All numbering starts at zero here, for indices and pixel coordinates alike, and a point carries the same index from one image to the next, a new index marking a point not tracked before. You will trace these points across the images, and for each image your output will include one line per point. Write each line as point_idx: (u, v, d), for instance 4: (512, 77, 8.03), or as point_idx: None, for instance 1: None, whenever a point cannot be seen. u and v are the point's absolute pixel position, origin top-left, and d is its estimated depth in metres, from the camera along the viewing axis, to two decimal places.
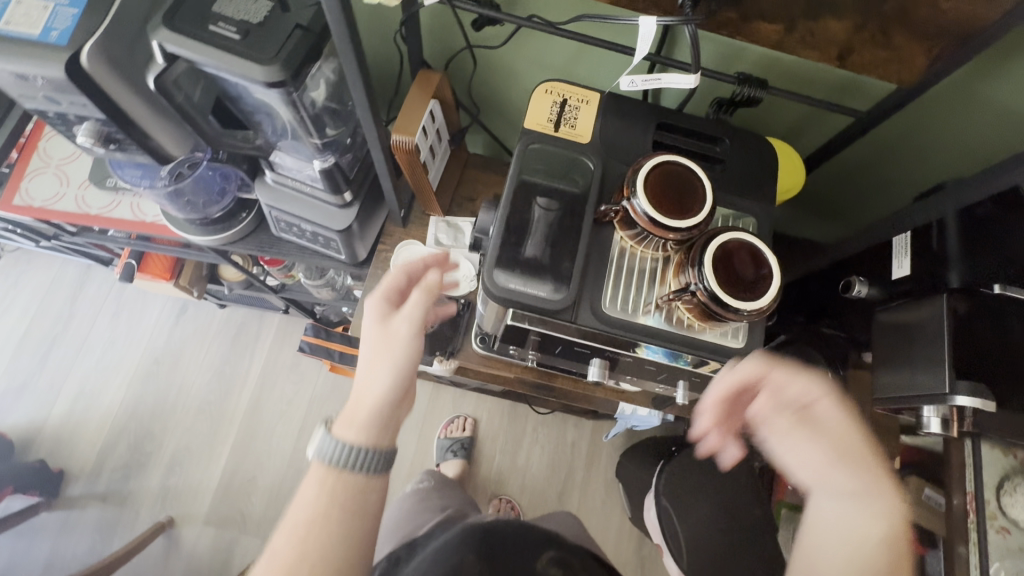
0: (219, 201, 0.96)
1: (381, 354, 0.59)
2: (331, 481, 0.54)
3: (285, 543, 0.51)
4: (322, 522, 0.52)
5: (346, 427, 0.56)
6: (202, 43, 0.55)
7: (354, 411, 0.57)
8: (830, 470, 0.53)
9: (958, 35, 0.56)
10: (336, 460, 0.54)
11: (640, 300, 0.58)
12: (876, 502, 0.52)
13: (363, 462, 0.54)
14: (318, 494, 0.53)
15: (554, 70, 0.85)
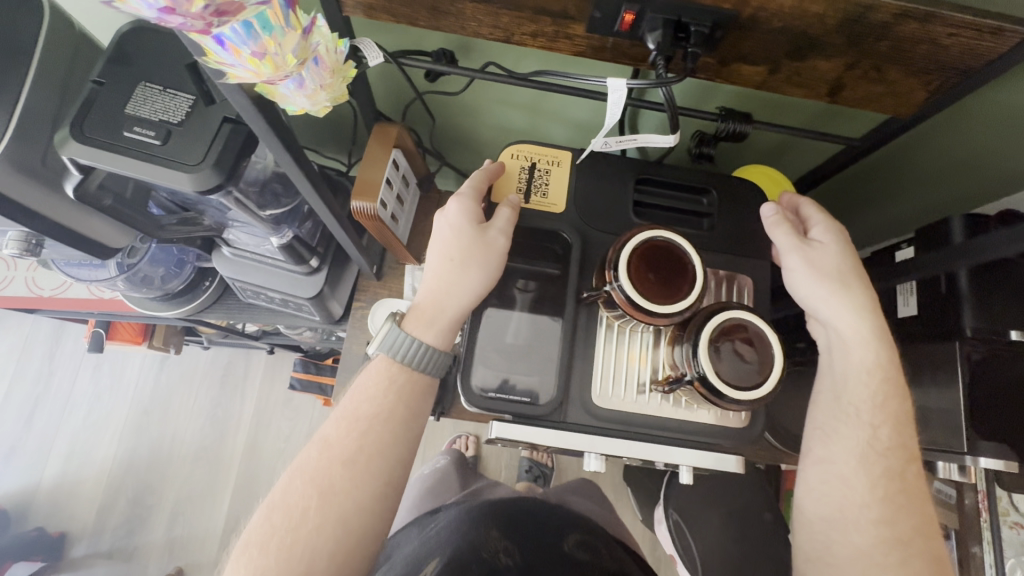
0: (179, 273, 0.90)
1: (467, 265, 0.53)
2: (360, 418, 0.53)
3: (299, 483, 0.51)
4: (326, 494, 0.50)
5: (421, 325, 0.55)
6: (119, 155, 0.49)
7: (431, 313, 0.54)
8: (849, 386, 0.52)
9: (963, 67, 0.50)
10: (394, 343, 0.55)
11: (633, 386, 0.54)
12: (885, 381, 0.51)
13: (429, 365, 0.55)
14: (335, 466, 0.51)
15: (522, 105, 0.78)
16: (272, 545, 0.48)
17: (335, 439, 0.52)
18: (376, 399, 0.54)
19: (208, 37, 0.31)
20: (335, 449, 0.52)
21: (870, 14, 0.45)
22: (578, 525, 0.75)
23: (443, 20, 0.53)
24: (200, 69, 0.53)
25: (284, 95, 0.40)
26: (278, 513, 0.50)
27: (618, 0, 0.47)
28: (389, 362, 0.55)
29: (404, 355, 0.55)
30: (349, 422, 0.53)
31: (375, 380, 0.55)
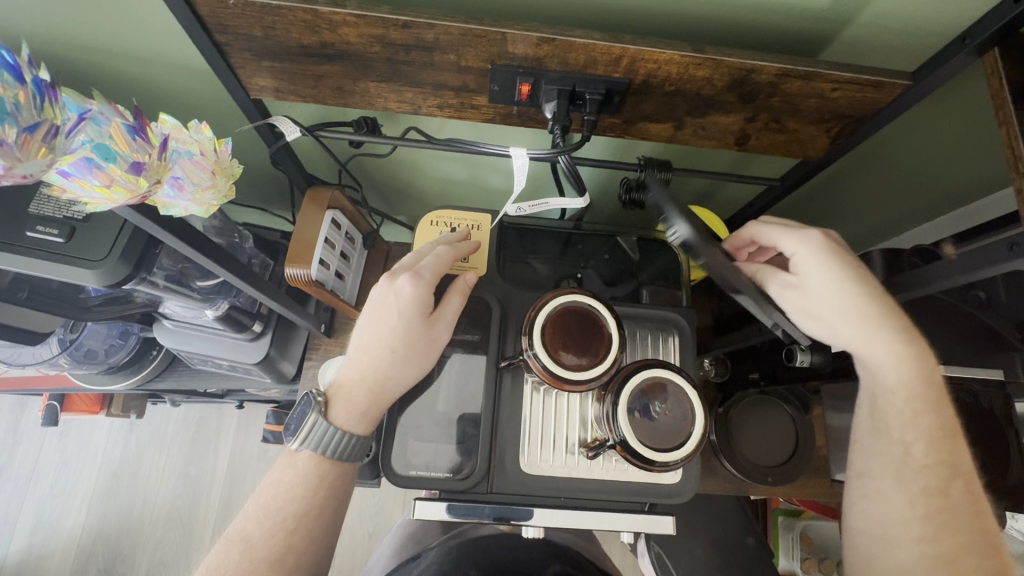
0: (123, 344, 0.88)
1: (409, 360, 0.53)
2: (287, 516, 0.51)
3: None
4: None
5: (352, 417, 0.53)
6: (21, 256, 0.48)
7: (364, 403, 0.53)
8: (907, 454, 0.47)
9: (855, 115, 0.51)
10: (322, 438, 0.53)
11: (564, 448, 0.53)
12: (944, 456, 0.47)
13: (345, 454, 0.53)
14: (260, 566, 0.49)
15: (456, 159, 0.79)
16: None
17: (258, 537, 0.50)
18: (304, 497, 0.52)
19: (53, 173, 0.34)
20: (260, 550, 0.49)
21: (754, 75, 0.47)
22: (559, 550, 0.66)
23: (349, 98, 0.54)
24: None
25: (165, 202, 0.41)
26: None
27: (512, 73, 0.48)
28: (315, 458, 0.53)
29: (332, 452, 0.53)
30: (274, 521, 0.50)
31: (302, 476, 0.52)
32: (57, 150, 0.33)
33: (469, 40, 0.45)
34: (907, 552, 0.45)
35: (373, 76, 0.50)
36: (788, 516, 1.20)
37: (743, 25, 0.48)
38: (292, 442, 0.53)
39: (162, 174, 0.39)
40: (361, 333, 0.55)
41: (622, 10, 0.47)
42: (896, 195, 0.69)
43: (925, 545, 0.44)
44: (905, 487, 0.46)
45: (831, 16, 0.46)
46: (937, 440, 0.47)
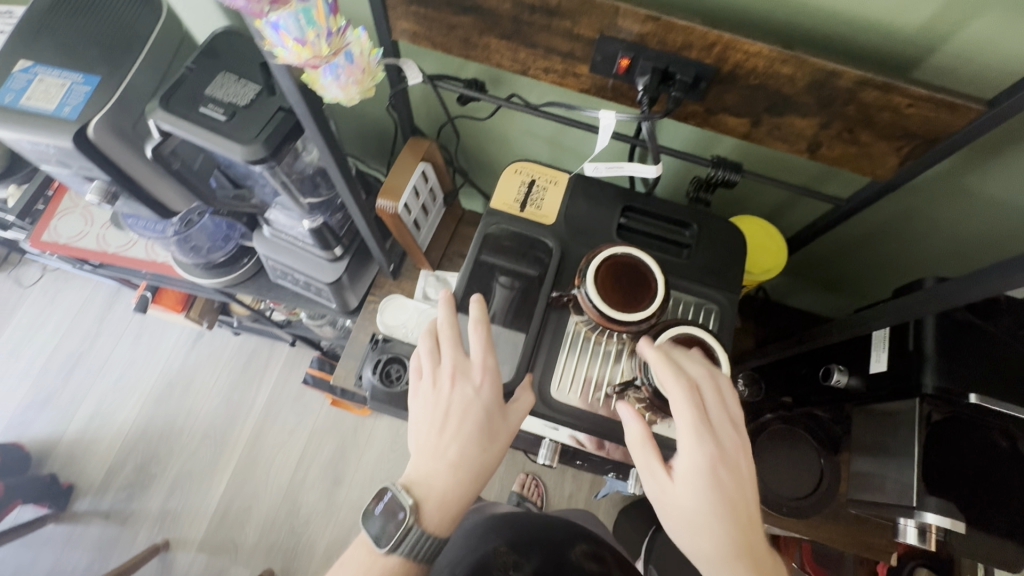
0: (223, 246, 1.01)
1: (461, 421, 0.55)
2: (469, 425, 0.55)
3: (441, 467, 0.54)
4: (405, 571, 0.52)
5: (444, 522, 0.53)
6: (191, 124, 0.60)
7: (445, 505, 0.53)
8: (676, 498, 0.50)
9: (927, 136, 0.54)
10: (414, 544, 0.52)
11: (593, 388, 0.57)
12: (716, 524, 0.49)
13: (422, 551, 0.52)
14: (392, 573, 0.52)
15: (542, 140, 0.87)
16: (447, 517, 0.53)
17: (461, 431, 0.55)
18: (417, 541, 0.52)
19: (265, 24, 0.41)
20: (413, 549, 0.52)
21: (834, 79, 0.52)
22: (590, 539, 0.69)
23: (472, 51, 0.63)
24: (269, 67, 0.64)
25: (322, 84, 0.48)
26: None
27: (616, 47, 0.55)
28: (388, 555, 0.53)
29: (421, 557, 0.53)
30: (476, 411, 0.55)
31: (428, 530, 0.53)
32: (283, 4, 0.39)
33: (589, 9, 0.53)
34: None
35: (497, 33, 0.59)
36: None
37: (832, 36, 0.53)
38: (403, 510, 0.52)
39: (336, 51, 0.45)
40: (422, 434, 0.56)
41: (724, 5, 0.54)
42: (960, 246, 0.71)
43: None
44: (674, 513, 0.50)
45: (918, 38, 0.51)
46: (690, 478, 0.50)
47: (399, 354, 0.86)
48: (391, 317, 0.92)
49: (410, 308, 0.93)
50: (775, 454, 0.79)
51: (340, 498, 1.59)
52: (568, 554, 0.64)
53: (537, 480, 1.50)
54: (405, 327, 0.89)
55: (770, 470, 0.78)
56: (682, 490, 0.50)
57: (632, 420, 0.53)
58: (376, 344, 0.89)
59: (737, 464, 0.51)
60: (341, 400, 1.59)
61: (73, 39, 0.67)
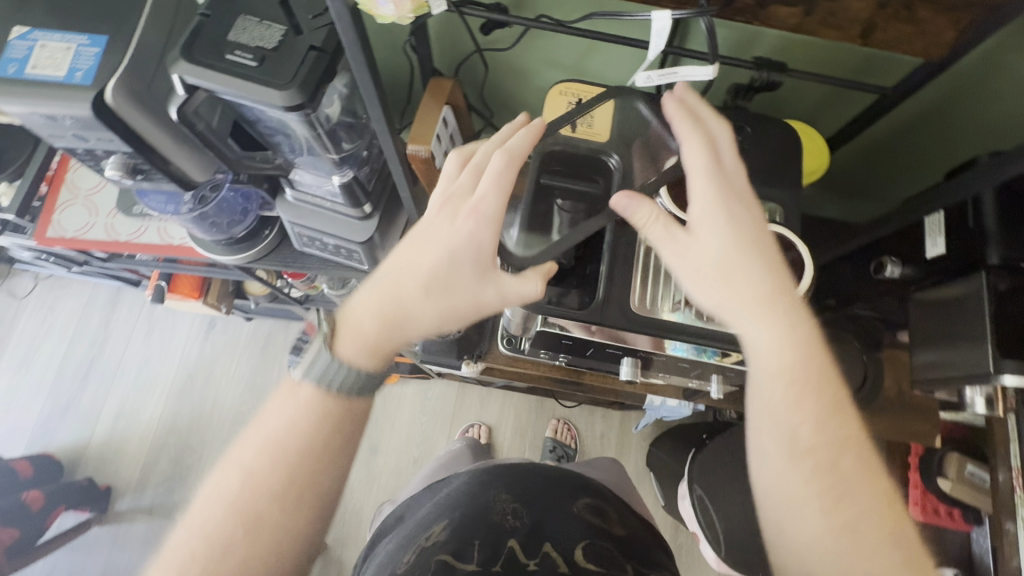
0: (242, 221, 0.97)
1: (416, 247, 0.53)
2: (415, 263, 0.52)
3: (368, 295, 0.52)
4: (285, 444, 0.48)
5: (358, 351, 0.51)
6: (221, 74, 0.56)
7: (370, 341, 0.51)
8: (699, 241, 0.49)
9: (989, 3, 0.53)
10: (323, 369, 0.50)
11: (671, 299, 0.58)
12: (742, 261, 0.48)
13: (337, 385, 0.50)
14: (292, 441, 0.49)
15: (566, 68, 0.84)
16: (364, 348, 0.51)
17: (412, 285, 0.51)
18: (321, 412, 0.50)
19: None
20: (301, 438, 0.49)
21: None
22: (593, 489, 0.73)
23: None
24: (290, 5, 0.60)
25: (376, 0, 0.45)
26: (236, 473, 0.48)
27: None
28: (313, 392, 0.50)
29: (329, 387, 0.50)
30: (442, 247, 0.51)
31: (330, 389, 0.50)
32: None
33: None
34: (761, 340, 0.47)
35: None
36: None
37: None
38: (315, 345, 0.51)
39: None
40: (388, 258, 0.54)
41: None
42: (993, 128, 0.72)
43: (770, 356, 0.47)
44: (692, 263, 0.49)
45: None
46: (710, 224, 0.49)
47: None
48: None
49: None
50: (821, 357, 0.81)
51: (377, 465, 1.51)
52: (571, 506, 0.66)
53: (569, 424, 1.53)
54: None
55: None
56: (706, 236, 0.49)
57: (633, 207, 0.50)
58: None
59: (750, 213, 0.50)
60: None
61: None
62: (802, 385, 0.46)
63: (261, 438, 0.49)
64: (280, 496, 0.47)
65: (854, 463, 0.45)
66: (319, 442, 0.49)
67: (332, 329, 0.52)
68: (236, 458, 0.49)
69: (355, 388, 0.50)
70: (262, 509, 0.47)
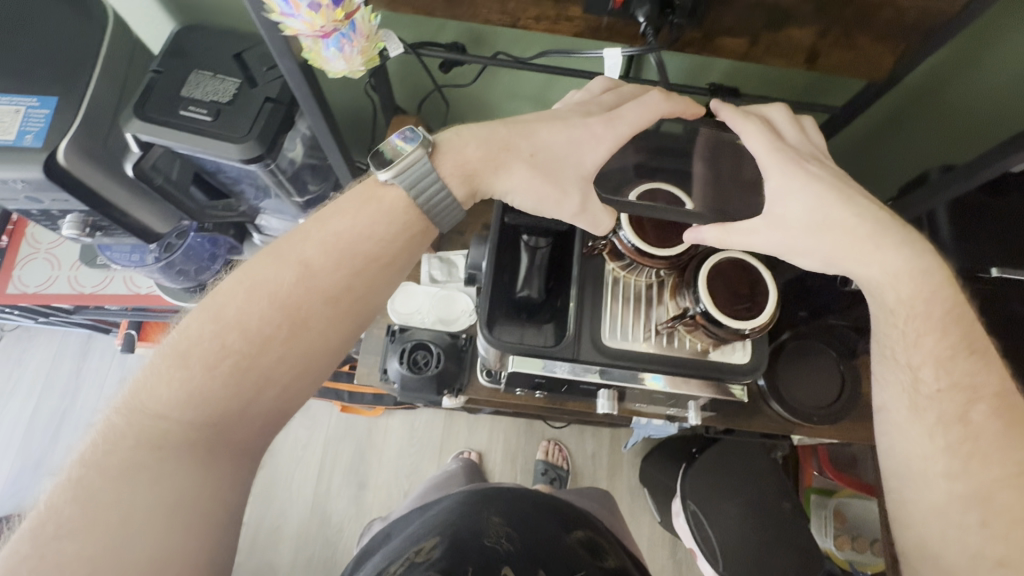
0: (211, 266, 0.96)
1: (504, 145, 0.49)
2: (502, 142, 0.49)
3: (454, 166, 0.49)
4: (297, 321, 0.43)
5: (456, 175, 0.49)
6: (175, 130, 0.56)
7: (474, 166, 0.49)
8: (785, 214, 0.49)
9: (924, 27, 0.55)
10: (418, 178, 0.47)
11: (642, 330, 0.58)
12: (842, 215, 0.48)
13: (440, 214, 0.49)
14: (315, 298, 0.44)
15: (528, 99, 0.85)
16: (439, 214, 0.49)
17: (521, 151, 0.49)
18: (381, 240, 0.46)
19: None
20: (318, 279, 0.44)
21: None
22: (585, 521, 0.71)
23: (458, 11, 0.60)
24: (243, 58, 0.60)
25: (326, 56, 0.46)
26: (263, 294, 0.43)
27: None
28: (403, 198, 0.47)
29: (432, 210, 0.48)
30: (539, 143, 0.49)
31: (390, 214, 0.47)
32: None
33: None
34: (894, 296, 0.48)
35: None
36: (822, 494, 1.27)
37: None
38: (414, 145, 0.47)
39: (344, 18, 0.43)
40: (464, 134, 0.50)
41: None
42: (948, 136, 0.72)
43: (894, 294, 0.48)
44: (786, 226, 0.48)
45: None
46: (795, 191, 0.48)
47: (422, 339, 0.87)
48: (402, 305, 0.92)
49: (419, 293, 0.92)
50: (797, 369, 0.83)
51: (368, 501, 1.47)
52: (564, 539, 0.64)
53: (559, 444, 1.52)
54: (419, 313, 0.91)
55: (796, 384, 0.82)
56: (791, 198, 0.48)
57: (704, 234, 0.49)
58: (393, 336, 0.88)
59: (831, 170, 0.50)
60: (351, 405, 1.49)
61: (16, 60, 0.61)
62: (927, 322, 0.47)
63: (290, 251, 0.45)
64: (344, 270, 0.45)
65: (990, 415, 0.44)
66: (407, 230, 0.47)
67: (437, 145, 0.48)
68: (226, 300, 0.43)
69: (440, 212, 0.49)
70: (246, 396, 0.42)
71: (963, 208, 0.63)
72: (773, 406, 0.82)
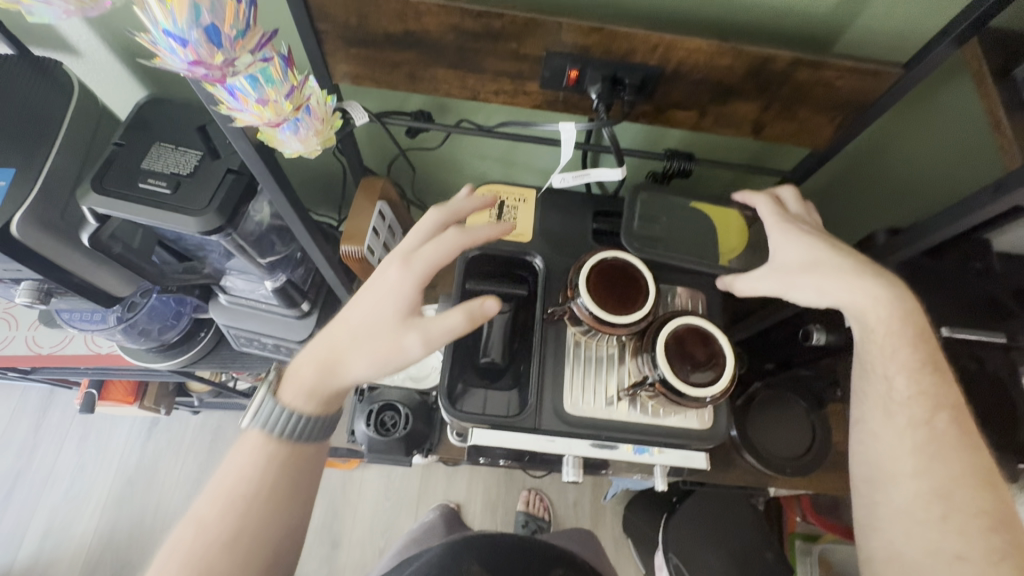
0: (175, 325, 0.94)
1: (369, 290, 0.56)
2: (337, 351, 0.55)
3: (309, 377, 0.55)
4: (211, 559, 0.48)
5: (299, 395, 0.55)
6: (133, 203, 0.56)
7: (311, 385, 0.55)
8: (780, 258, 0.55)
9: (858, 102, 0.59)
10: (271, 417, 0.54)
11: (604, 395, 0.58)
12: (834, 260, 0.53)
13: (302, 433, 0.55)
14: (217, 540, 0.49)
15: (494, 160, 0.87)
16: (308, 403, 0.55)
17: (341, 341, 0.55)
18: (254, 477, 0.52)
19: (222, 88, 0.40)
20: (212, 528, 0.50)
21: (770, 64, 0.55)
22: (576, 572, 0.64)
23: (419, 85, 0.63)
24: (207, 129, 0.61)
25: (281, 140, 0.48)
26: (179, 545, 0.49)
27: (563, 61, 0.57)
28: (264, 438, 0.54)
29: (280, 432, 0.54)
30: (388, 304, 0.54)
31: (259, 451, 0.54)
32: (239, 68, 0.39)
33: (531, 29, 0.54)
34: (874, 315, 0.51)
35: (444, 64, 0.59)
36: (807, 540, 1.25)
37: (758, 25, 0.57)
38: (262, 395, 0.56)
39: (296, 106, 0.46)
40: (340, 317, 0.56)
41: (657, 9, 0.56)
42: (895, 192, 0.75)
43: (871, 316, 0.51)
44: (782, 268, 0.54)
45: (831, 18, 0.56)
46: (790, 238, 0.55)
47: (390, 400, 0.87)
48: None
49: None
50: (770, 420, 0.82)
51: (340, 561, 1.40)
52: None
53: (541, 494, 1.48)
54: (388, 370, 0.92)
55: (768, 435, 0.81)
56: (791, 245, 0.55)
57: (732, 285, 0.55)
58: (362, 397, 0.89)
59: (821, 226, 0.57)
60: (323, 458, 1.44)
61: None
62: (900, 339, 0.51)
63: (188, 514, 0.51)
64: (251, 501, 0.51)
65: (951, 424, 0.48)
66: (278, 463, 0.54)
67: (278, 379, 0.57)
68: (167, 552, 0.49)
69: (299, 433, 0.55)
70: None
71: (911, 268, 0.65)
72: (748, 457, 0.78)
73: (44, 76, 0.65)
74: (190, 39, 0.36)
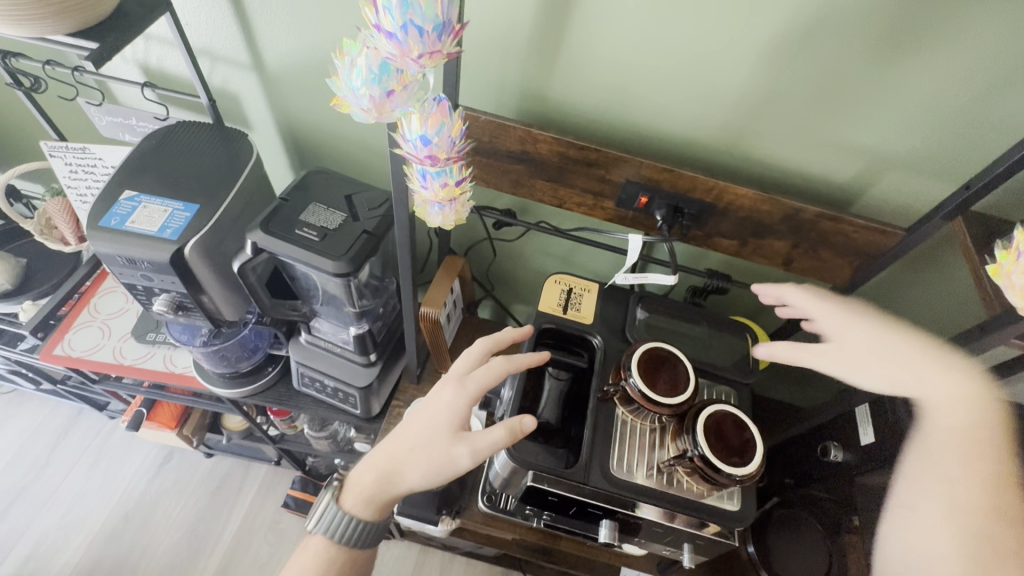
0: (250, 356, 1.04)
1: (427, 404, 0.64)
2: (394, 462, 0.63)
3: (367, 480, 0.64)
4: None
5: (359, 504, 0.64)
6: (289, 243, 0.70)
7: (372, 492, 0.64)
8: None
9: (871, 251, 0.73)
10: (331, 523, 0.64)
11: (646, 464, 0.65)
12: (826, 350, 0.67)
13: (357, 539, 0.65)
14: None
15: (557, 258, 1.02)
16: (363, 509, 0.64)
17: (402, 449, 0.63)
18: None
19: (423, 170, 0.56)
20: None
21: (800, 214, 0.71)
22: None
23: (520, 190, 0.79)
24: (352, 199, 0.78)
25: (430, 212, 0.62)
26: None
27: (637, 189, 0.73)
28: (326, 541, 0.65)
29: (339, 537, 0.64)
30: (442, 415, 0.62)
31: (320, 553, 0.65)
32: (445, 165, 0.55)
33: (618, 163, 0.72)
34: None
35: (544, 178, 0.76)
36: None
37: (790, 184, 0.74)
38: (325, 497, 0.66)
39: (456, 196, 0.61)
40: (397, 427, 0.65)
41: (713, 162, 0.74)
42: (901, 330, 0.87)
43: None
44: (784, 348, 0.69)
45: (849, 187, 0.72)
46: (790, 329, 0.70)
47: None
48: None
49: None
50: (787, 539, 0.87)
51: None
52: None
53: None
54: None
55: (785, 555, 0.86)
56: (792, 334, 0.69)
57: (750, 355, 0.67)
58: None
59: None
60: None
61: (175, 175, 0.79)
62: None
63: None
64: None
65: None
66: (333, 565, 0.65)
67: (341, 487, 0.67)
68: None
69: (354, 539, 0.65)
70: None
71: None
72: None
73: (234, 143, 0.85)
74: (432, 142, 0.51)
